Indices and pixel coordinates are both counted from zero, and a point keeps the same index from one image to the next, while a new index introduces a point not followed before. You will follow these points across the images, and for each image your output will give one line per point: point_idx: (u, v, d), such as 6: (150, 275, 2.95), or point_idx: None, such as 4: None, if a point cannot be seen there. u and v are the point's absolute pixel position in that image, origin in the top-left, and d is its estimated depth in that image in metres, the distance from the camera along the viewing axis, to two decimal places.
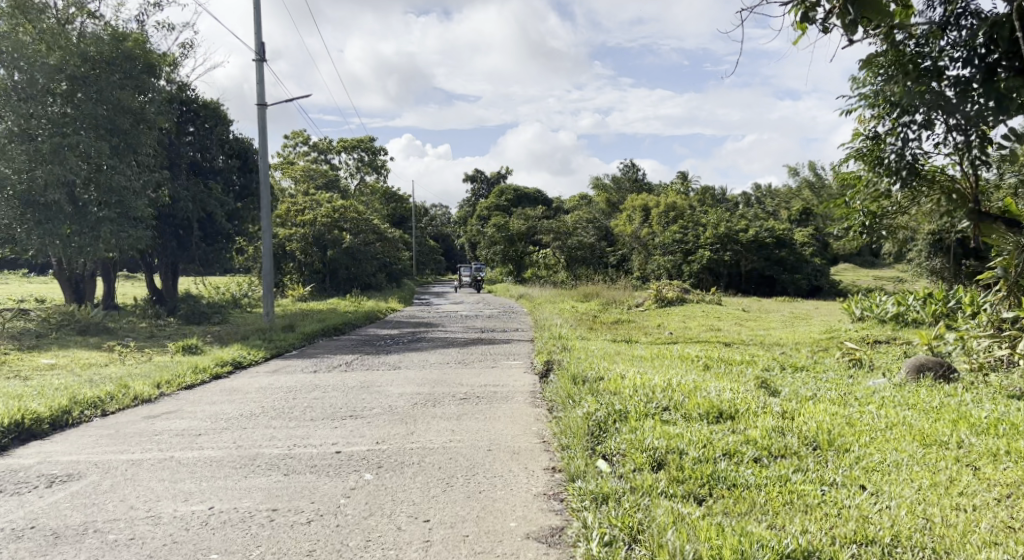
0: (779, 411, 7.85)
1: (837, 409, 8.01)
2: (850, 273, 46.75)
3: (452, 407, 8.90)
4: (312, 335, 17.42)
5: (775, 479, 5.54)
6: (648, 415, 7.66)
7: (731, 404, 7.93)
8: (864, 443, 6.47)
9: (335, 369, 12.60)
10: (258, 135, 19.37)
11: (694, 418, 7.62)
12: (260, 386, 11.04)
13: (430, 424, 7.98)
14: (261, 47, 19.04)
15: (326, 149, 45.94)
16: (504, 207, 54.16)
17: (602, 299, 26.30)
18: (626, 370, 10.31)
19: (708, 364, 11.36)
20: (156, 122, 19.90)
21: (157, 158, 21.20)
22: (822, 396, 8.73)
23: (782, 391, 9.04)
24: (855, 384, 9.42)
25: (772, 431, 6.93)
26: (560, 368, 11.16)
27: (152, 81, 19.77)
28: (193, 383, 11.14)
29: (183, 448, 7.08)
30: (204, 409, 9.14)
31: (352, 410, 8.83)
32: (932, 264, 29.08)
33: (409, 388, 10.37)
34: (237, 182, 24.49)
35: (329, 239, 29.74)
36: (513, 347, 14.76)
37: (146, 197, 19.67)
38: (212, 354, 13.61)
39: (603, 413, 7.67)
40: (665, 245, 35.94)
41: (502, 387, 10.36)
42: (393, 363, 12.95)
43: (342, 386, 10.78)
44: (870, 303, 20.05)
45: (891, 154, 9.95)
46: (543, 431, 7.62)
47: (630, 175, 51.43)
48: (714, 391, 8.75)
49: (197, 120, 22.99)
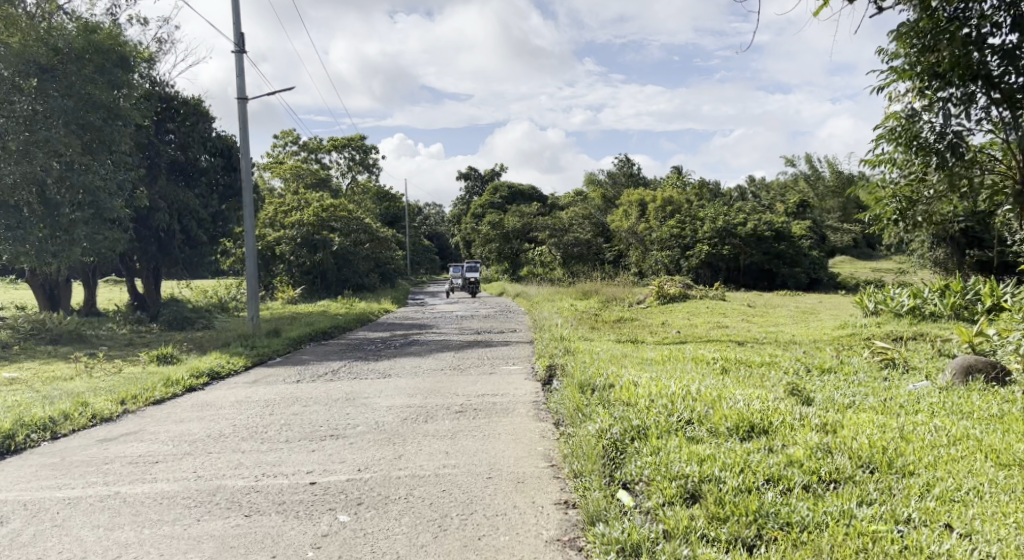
0: (818, 423, 6.92)
1: (884, 420, 7.10)
2: (849, 264, 45.92)
3: (445, 423, 7.92)
4: (299, 340, 16.40)
5: (839, 516, 4.69)
6: (671, 431, 6.70)
7: (763, 415, 6.98)
8: (932, 464, 5.57)
9: (319, 378, 11.60)
10: (239, 131, 18.38)
11: (723, 434, 6.68)
12: (235, 400, 10.04)
13: (420, 445, 7.00)
14: (240, 37, 18.01)
15: (316, 148, 44.90)
16: (499, 204, 53.18)
17: (603, 296, 25.31)
18: (637, 376, 9.35)
19: (725, 367, 10.40)
20: (132, 118, 18.83)
21: (134, 158, 20.16)
22: (861, 404, 7.84)
23: (816, 399, 8.12)
24: (895, 390, 8.54)
25: (820, 451, 6.01)
26: (564, 375, 10.18)
27: (125, 76, 18.67)
28: (164, 397, 10.13)
29: (133, 480, 6.07)
30: (168, 429, 8.11)
31: (333, 429, 7.84)
32: (937, 255, 28.10)
33: (400, 400, 9.37)
34: (221, 181, 23.18)
35: (319, 240, 28.64)
36: (512, 350, 13.75)
37: (122, 198, 18.61)
38: (188, 364, 12.56)
39: (618, 430, 6.71)
40: (661, 240, 35.05)
41: (501, 397, 9.39)
42: (384, 371, 11.92)
43: (325, 399, 9.81)
44: (884, 296, 19.05)
45: (928, 134, 9.15)
46: (550, 452, 6.66)
47: (626, 170, 50.47)
48: (741, 401, 7.75)
49: (178, 118, 21.85)
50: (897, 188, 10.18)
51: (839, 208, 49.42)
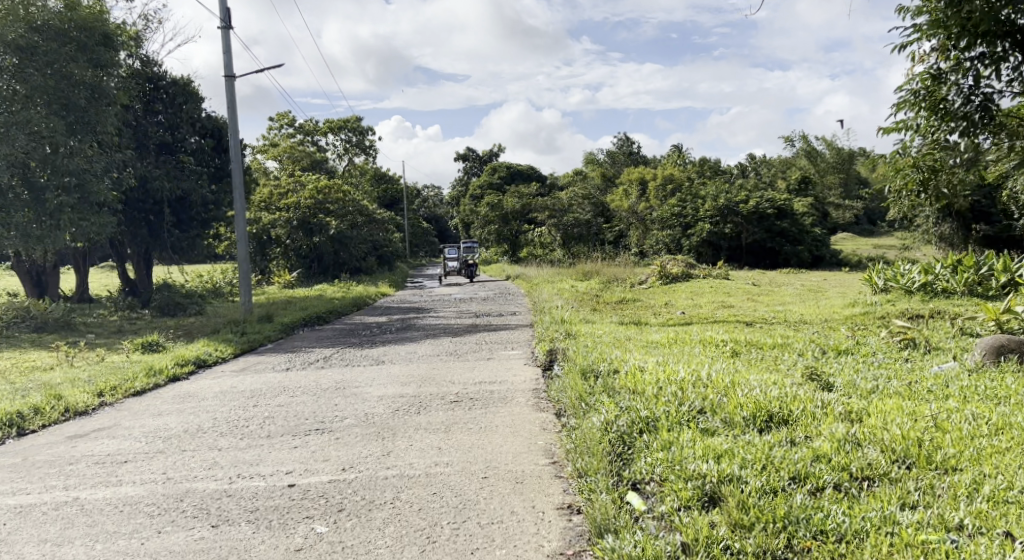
0: (842, 411, 6.38)
1: (913, 405, 6.58)
2: (851, 241, 45.33)
3: (438, 415, 7.39)
4: (292, 326, 15.84)
5: (880, 523, 4.32)
6: (682, 422, 6.18)
7: (782, 404, 6.45)
8: (975, 457, 5.07)
9: (309, 366, 11.07)
10: (227, 111, 17.77)
11: (739, 425, 6.17)
12: (220, 390, 9.49)
13: (411, 440, 6.48)
14: (227, 14, 17.34)
15: (312, 130, 44.19)
16: (498, 184, 52.54)
17: (604, 277, 24.76)
18: (643, 361, 8.79)
19: (736, 349, 9.87)
20: (117, 98, 18.15)
21: (121, 138, 19.54)
22: (886, 389, 7.31)
23: (836, 384, 7.57)
24: (920, 373, 8.05)
25: (849, 443, 5.48)
26: (566, 361, 9.63)
27: (109, 54, 17.97)
28: (145, 387, 9.57)
29: (95, 484, 5.51)
30: (145, 423, 7.54)
31: (319, 422, 7.29)
32: (942, 230, 27.40)
33: (392, 390, 8.82)
34: (213, 163, 22.47)
35: (315, 224, 28.00)
36: (512, 334, 13.19)
37: (108, 180, 17.97)
38: (173, 352, 12.01)
39: (625, 422, 6.20)
40: (663, 219, 34.54)
41: (499, 384, 8.85)
42: (377, 358, 11.36)
43: (314, 388, 9.30)
44: (894, 272, 18.43)
45: (956, 96, 8.89)
46: (551, 447, 6.14)
47: (625, 149, 49.80)
48: (756, 387, 7.20)
49: (167, 98, 21.15)
50: (919, 158, 9.76)
51: (840, 185, 48.80)
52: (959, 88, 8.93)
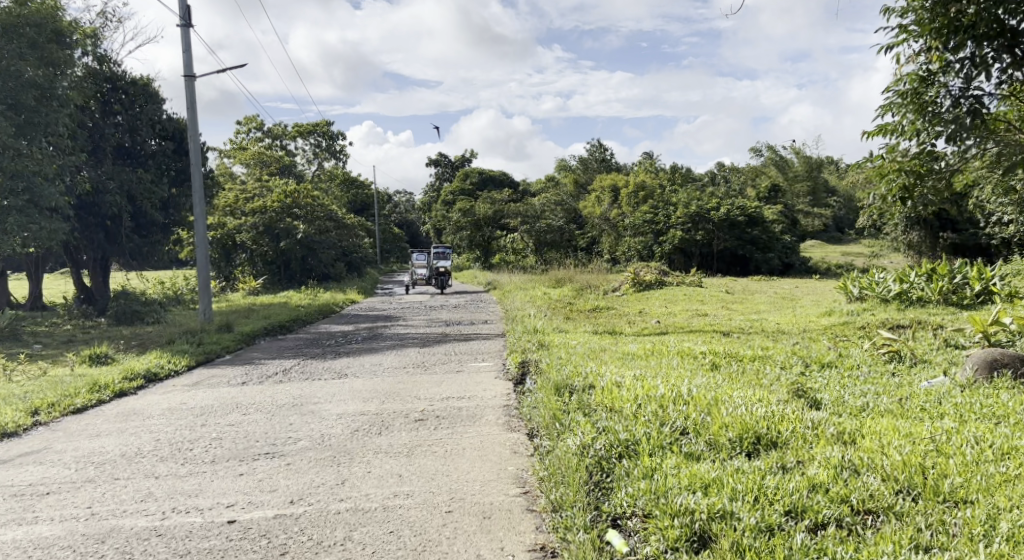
0: (834, 432, 5.94)
1: (909, 425, 6.15)
2: (819, 248, 45.40)
3: (401, 436, 6.85)
4: (252, 336, 15.21)
5: None
6: (665, 445, 5.70)
7: (771, 423, 5.99)
8: (986, 487, 4.65)
9: (267, 380, 10.45)
10: (186, 113, 17.11)
11: (726, 449, 5.73)
12: (168, 407, 8.88)
13: (370, 465, 5.96)
14: (185, 10, 16.70)
15: (280, 134, 43.39)
16: (470, 191, 52.00)
17: (576, 284, 24.27)
18: (620, 375, 8.28)
19: (716, 362, 9.41)
20: (70, 98, 17.42)
21: (75, 140, 18.80)
22: (877, 407, 6.88)
23: (826, 402, 7.12)
24: (909, 388, 7.64)
25: (846, 470, 5.03)
26: (538, 374, 9.10)
27: (62, 53, 17.24)
28: (86, 405, 8.93)
29: (6, 523, 4.94)
30: (79, 445, 6.93)
31: (269, 445, 6.71)
32: (910, 238, 27.27)
33: (353, 408, 8.22)
34: (173, 167, 21.74)
35: (282, 229, 27.10)
36: (483, 345, 12.66)
37: (60, 184, 17.23)
38: (122, 364, 11.34)
39: (603, 445, 5.73)
40: (635, 226, 34.16)
41: (467, 400, 8.32)
42: (339, 371, 10.76)
43: (270, 405, 8.72)
44: (868, 281, 18.12)
45: (945, 99, 8.54)
46: (523, 473, 5.67)
47: (597, 155, 49.48)
48: (740, 404, 6.71)
49: (125, 99, 20.41)
50: (906, 160, 9.46)
51: (809, 192, 48.78)
52: (948, 89, 8.54)
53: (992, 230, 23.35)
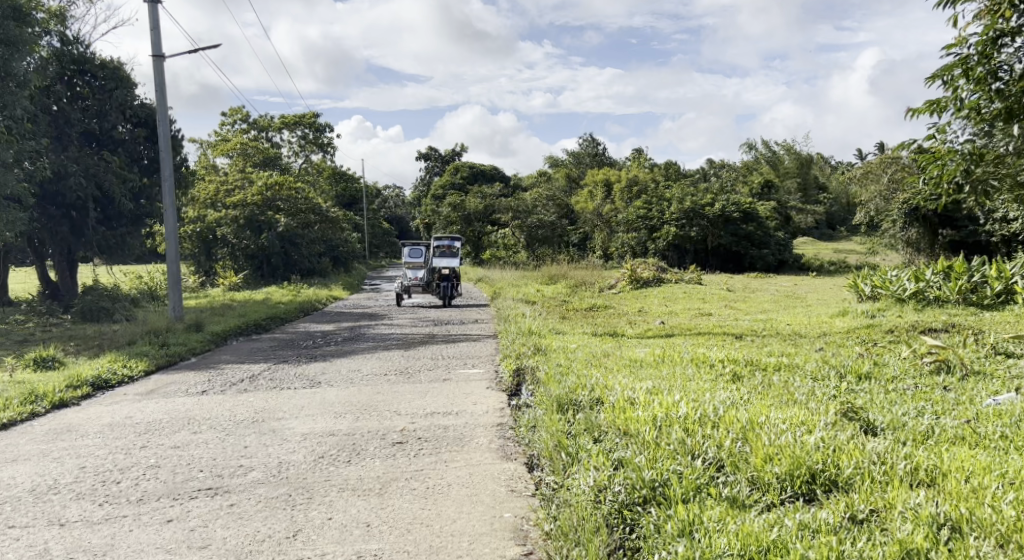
0: (910, 465, 4.79)
1: (1001, 455, 5.03)
2: (812, 245, 44.42)
3: (374, 466, 5.66)
4: (223, 336, 13.95)
5: None
6: (702, 488, 4.57)
7: (829, 454, 4.87)
8: None
9: (230, 388, 9.27)
10: (155, 96, 15.88)
11: (778, 491, 4.62)
12: (109, 422, 7.72)
13: (331, 508, 4.86)
14: None
15: (265, 126, 42.04)
16: (459, 185, 50.83)
17: (571, 281, 23.17)
18: (631, 389, 7.06)
19: (738, 373, 8.22)
20: (28, 81, 16.10)
21: (36, 125, 17.51)
22: (949, 431, 5.72)
23: (882, 428, 5.93)
24: (974, 406, 6.48)
25: (942, 530, 3.98)
26: (535, 387, 7.91)
27: (23, 30, 15.89)
28: (11, 422, 7.77)
29: None
30: None
31: (215, 476, 5.59)
32: (908, 235, 25.98)
33: (321, 426, 7.04)
34: (146, 155, 20.45)
35: (263, 221, 25.86)
36: (471, 348, 11.47)
37: (16, 171, 15.95)
38: (68, 370, 10.12)
39: (623, 487, 4.63)
40: (628, 221, 33.15)
41: (456, 418, 7.14)
42: (312, 379, 9.53)
43: (227, 419, 7.57)
44: (882, 279, 16.95)
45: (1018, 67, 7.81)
46: (521, 523, 4.70)
47: (589, 149, 48.32)
48: (783, 430, 5.54)
49: (93, 83, 19.11)
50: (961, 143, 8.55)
51: (799, 188, 47.97)
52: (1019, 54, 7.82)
53: (995, 225, 22.28)
